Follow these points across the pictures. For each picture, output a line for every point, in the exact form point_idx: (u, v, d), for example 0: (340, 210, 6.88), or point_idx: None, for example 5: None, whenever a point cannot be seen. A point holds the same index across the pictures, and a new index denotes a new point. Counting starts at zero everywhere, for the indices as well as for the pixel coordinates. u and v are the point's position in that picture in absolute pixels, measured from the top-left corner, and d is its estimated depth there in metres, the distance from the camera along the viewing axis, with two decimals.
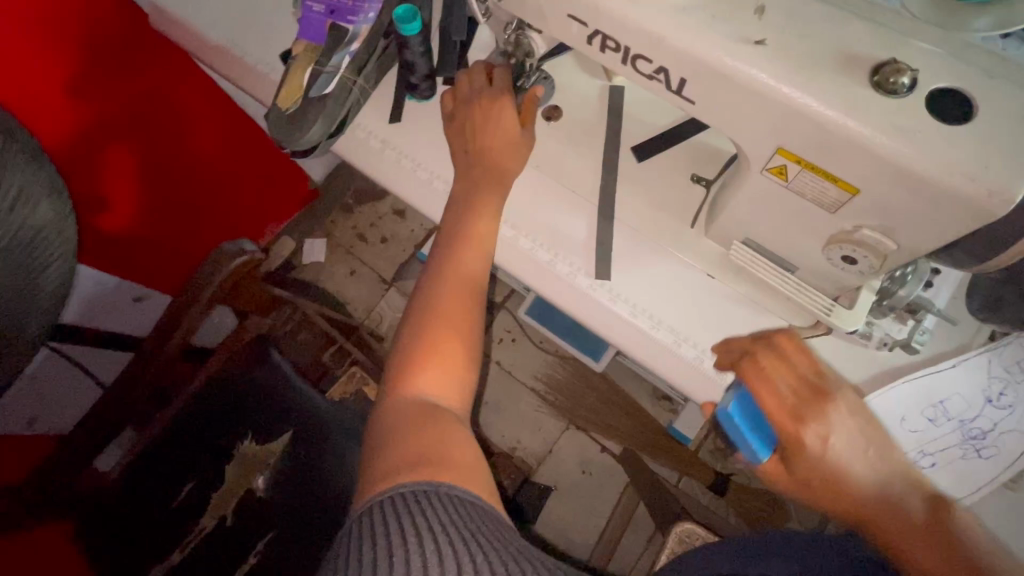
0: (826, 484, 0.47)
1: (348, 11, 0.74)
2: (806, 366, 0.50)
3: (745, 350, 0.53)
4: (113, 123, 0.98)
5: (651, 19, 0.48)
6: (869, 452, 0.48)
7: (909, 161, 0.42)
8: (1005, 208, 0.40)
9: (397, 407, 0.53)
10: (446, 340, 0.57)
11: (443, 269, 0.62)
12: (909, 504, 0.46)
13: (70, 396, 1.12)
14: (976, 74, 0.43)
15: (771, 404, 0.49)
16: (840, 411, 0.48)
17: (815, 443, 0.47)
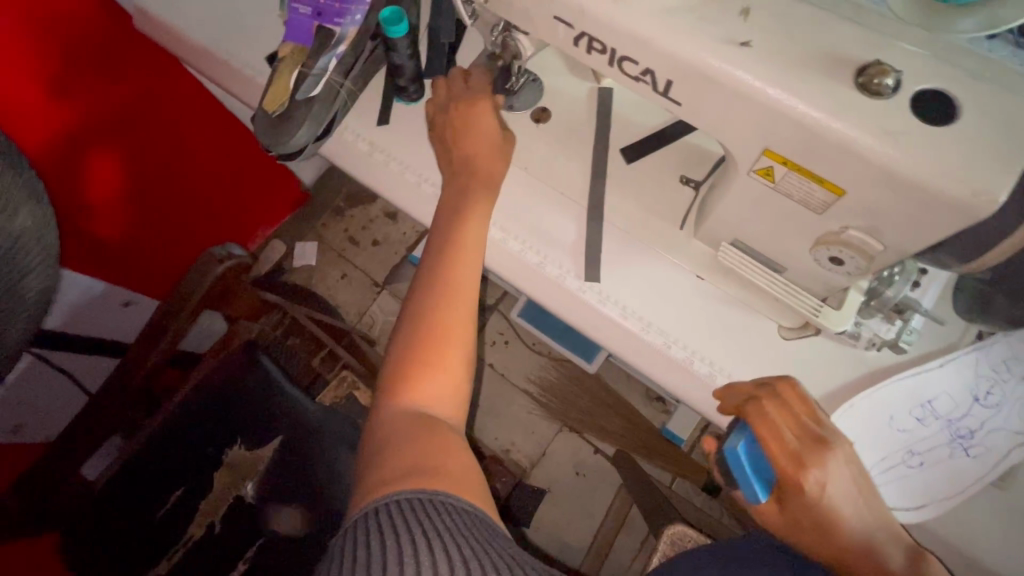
0: (817, 522, 0.49)
1: (335, 13, 0.73)
2: (809, 417, 0.52)
3: (750, 396, 0.55)
4: (98, 128, 0.96)
5: (636, 21, 0.48)
6: (859, 501, 0.51)
7: (896, 162, 0.41)
8: (990, 209, 0.40)
9: (391, 420, 0.52)
10: (441, 349, 0.56)
11: (433, 274, 0.60)
12: (881, 542, 0.50)
13: (55, 404, 1.10)
14: (961, 74, 0.43)
15: (775, 450, 0.51)
16: (837, 457, 0.50)
17: (814, 488, 0.49)
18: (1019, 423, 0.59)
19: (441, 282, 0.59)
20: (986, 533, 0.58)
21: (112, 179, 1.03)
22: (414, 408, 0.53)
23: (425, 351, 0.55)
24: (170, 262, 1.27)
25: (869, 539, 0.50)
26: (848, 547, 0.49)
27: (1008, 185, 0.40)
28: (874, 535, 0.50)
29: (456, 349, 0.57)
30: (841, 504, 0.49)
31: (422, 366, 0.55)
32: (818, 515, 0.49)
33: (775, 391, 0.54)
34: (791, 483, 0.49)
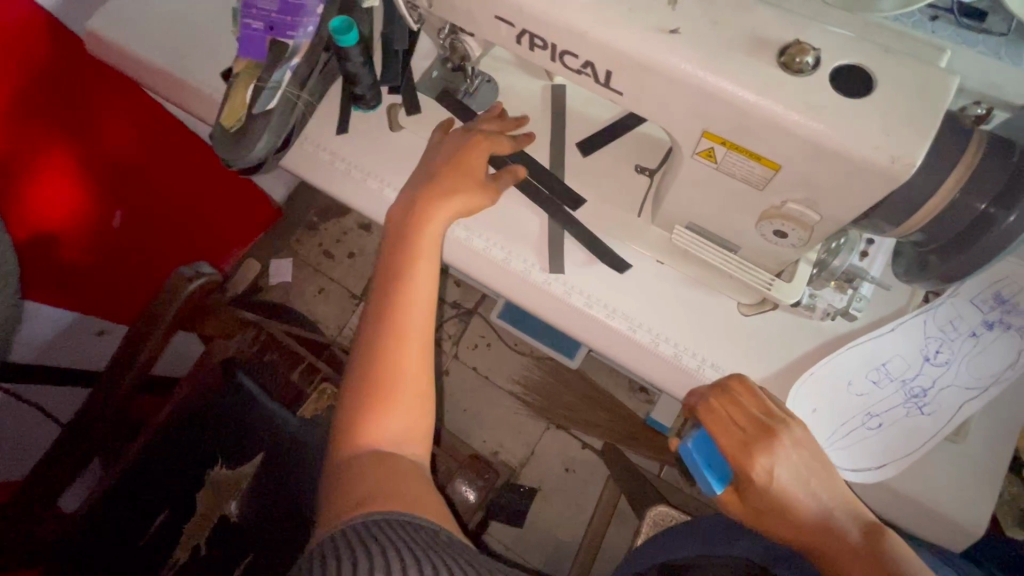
0: (779, 502, 0.50)
1: (287, 26, 0.75)
2: (755, 407, 0.53)
3: (702, 395, 0.56)
4: (57, 156, 0.96)
5: (572, 16, 0.49)
6: (811, 481, 0.51)
7: (820, 134, 0.44)
8: (909, 172, 0.42)
9: (349, 467, 0.52)
10: (396, 384, 0.54)
11: (386, 301, 0.58)
12: (838, 517, 0.51)
13: (27, 438, 1.08)
14: (876, 49, 0.46)
15: (725, 441, 0.52)
16: (785, 445, 0.51)
17: (762, 475, 0.50)
18: (969, 377, 0.62)
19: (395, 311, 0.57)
20: (945, 486, 0.61)
21: (75, 206, 1.02)
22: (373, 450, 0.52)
23: (377, 389, 0.54)
24: (140, 288, 1.27)
25: (826, 513, 0.50)
26: (806, 523, 0.50)
27: (922, 149, 0.42)
28: (830, 509, 0.51)
29: (413, 376, 0.55)
30: (793, 488, 0.50)
31: (378, 406, 0.53)
32: (772, 498, 0.50)
33: (730, 387, 0.55)
34: (738, 471, 0.51)
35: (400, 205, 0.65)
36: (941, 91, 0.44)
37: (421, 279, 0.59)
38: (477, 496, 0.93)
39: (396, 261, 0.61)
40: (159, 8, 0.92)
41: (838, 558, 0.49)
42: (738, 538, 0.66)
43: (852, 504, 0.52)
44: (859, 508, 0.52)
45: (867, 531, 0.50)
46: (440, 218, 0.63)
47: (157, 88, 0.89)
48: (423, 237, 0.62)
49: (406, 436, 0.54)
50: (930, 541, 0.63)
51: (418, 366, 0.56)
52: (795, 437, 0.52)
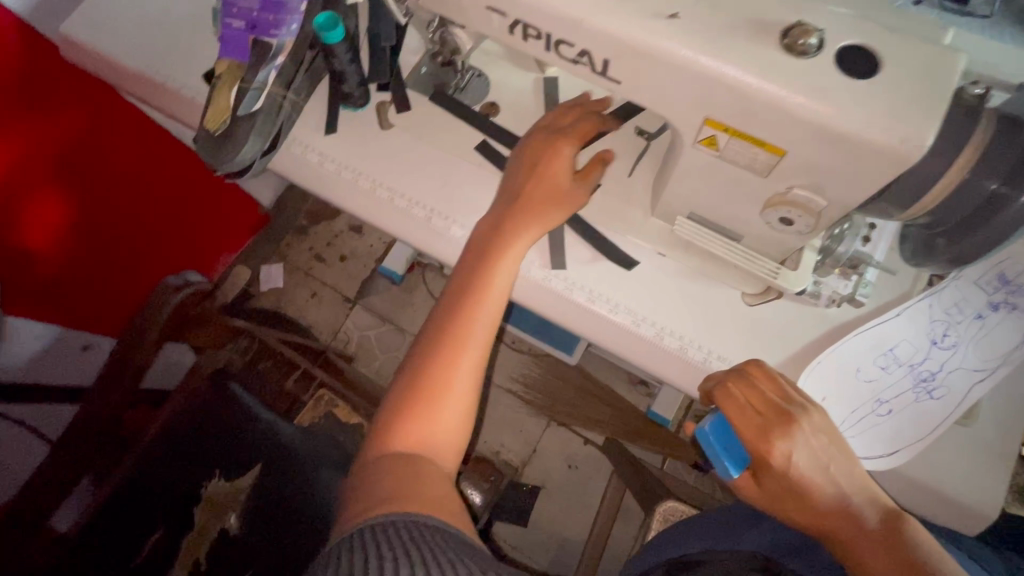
0: (790, 490, 0.50)
1: (270, 25, 0.72)
2: (774, 392, 0.52)
3: (719, 380, 0.55)
4: (35, 166, 0.93)
5: (568, 4, 0.48)
6: (830, 468, 0.50)
7: (818, 116, 0.43)
8: (919, 153, 0.41)
9: (377, 466, 0.49)
10: (445, 396, 0.52)
11: (457, 309, 0.56)
12: (856, 502, 0.50)
13: (18, 458, 1.05)
14: (880, 29, 0.44)
15: (742, 425, 0.51)
16: (803, 429, 0.50)
17: (781, 459, 0.49)
18: (977, 359, 0.61)
19: (462, 321, 0.55)
20: (955, 470, 0.61)
21: (55, 217, 0.99)
22: (406, 453, 0.50)
23: (424, 396, 0.52)
24: (126, 298, 1.24)
25: (845, 498, 0.50)
26: (825, 511, 0.49)
27: (932, 130, 0.41)
28: (850, 494, 0.50)
29: (462, 394, 0.53)
30: (813, 472, 0.49)
31: (423, 415, 0.51)
32: (789, 483, 0.49)
33: (747, 369, 0.54)
34: (758, 455, 0.50)
35: (488, 217, 0.62)
36: (947, 69, 0.43)
37: (493, 298, 0.57)
38: (483, 498, 0.91)
39: (474, 268, 0.59)
40: (136, 10, 0.89)
41: (856, 544, 0.49)
42: (744, 535, 0.66)
43: (869, 487, 0.52)
44: (875, 491, 0.52)
45: (886, 516, 0.50)
46: (521, 230, 0.60)
47: (137, 94, 0.87)
48: (505, 248, 0.59)
49: (443, 448, 0.51)
50: (941, 525, 0.63)
51: (469, 384, 0.53)
52: (812, 422, 0.51)
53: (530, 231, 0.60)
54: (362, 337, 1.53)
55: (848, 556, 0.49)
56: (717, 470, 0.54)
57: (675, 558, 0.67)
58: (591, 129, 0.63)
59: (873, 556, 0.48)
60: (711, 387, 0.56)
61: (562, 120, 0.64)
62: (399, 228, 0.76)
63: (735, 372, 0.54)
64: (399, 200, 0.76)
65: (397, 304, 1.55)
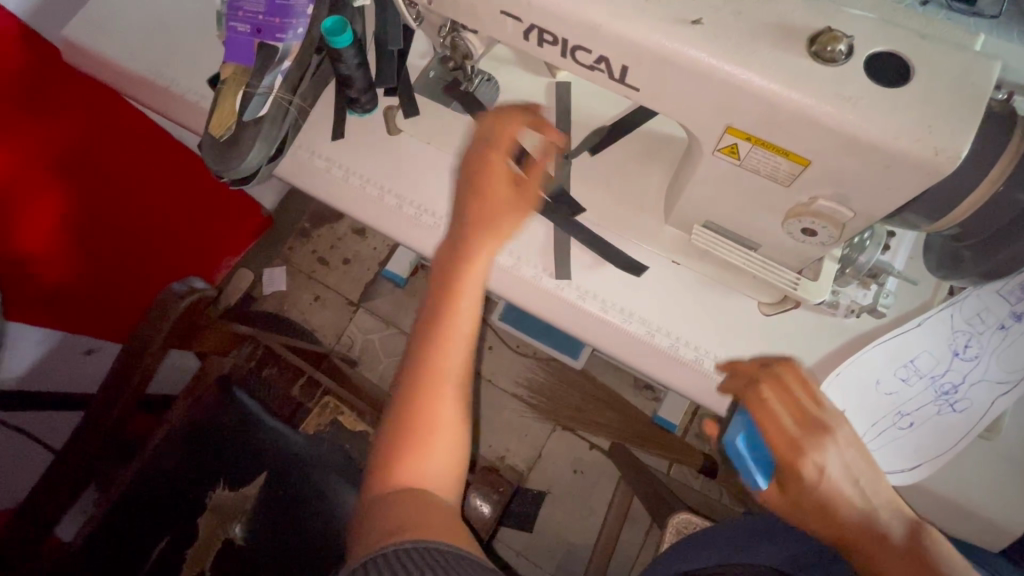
0: (818, 503, 0.48)
1: (276, 29, 0.71)
2: (809, 401, 0.51)
3: (752, 384, 0.53)
4: (38, 172, 0.92)
5: (586, 9, 0.46)
6: (859, 481, 0.49)
7: (844, 119, 0.41)
8: (953, 164, 0.40)
9: (381, 503, 0.49)
10: (433, 428, 0.51)
11: (430, 333, 0.54)
12: (884, 518, 0.49)
13: (20, 465, 1.04)
14: (910, 35, 0.43)
15: (775, 435, 0.49)
16: (836, 441, 0.49)
17: (812, 472, 0.48)
18: (1001, 371, 0.60)
19: (437, 344, 0.53)
20: (976, 484, 0.60)
21: (55, 222, 0.98)
22: (403, 488, 0.49)
23: (414, 430, 0.51)
24: (130, 302, 1.23)
25: (872, 512, 0.48)
26: (854, 529, 0.48)
27: (966, 140, 0.40)
28: (877, 508, 0.49)
29: (451, 420, 0.52)
30: (843, 486, 0.48)
31: (414, 450, 0.50)
32: (820, 499, 0.48)
33: (781, 372, 0.52)
34: (792, 468, 0.48)
35: (447, 233, 0.60)
36: (980, 77, 0.41)
37: (467, 314, 0.55)
38: (491, 509, 0.91)
39: (440, 283, 0.57)
40: (138, 13, 0.88)
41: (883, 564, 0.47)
42: (759, 549, 0.65)
43: (890, 499, 0.50)
44: (896, 504, 0.50)
45: (911, 531, 0.48)
46: (484, 238, 0.57)
47: (139, 98, 0.85)
48: (467, 257, 0.57)
49: (441, 477, 0.51)
50: (963, 539, 0.62)
51: (457, 410, 0.52)
52: (845, 435, 0.50)
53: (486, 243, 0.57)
54: (366, 341, 1.52)
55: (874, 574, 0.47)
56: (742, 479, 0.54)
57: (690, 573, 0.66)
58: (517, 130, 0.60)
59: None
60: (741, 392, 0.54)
61: (480, 128, 0.60)
62: (406, 235, 0.75)
63: (769, 375, 0.53)
64: (407, 207, 0.75)
65: (401, 307, 1.53)
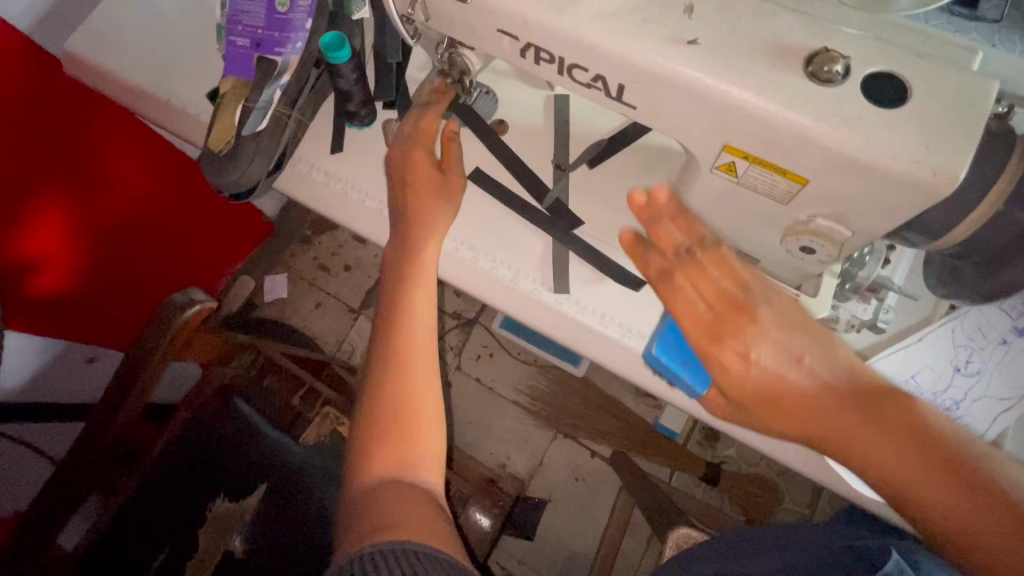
0: (757, 393, 0.45)
1: (275, 43, 0.72)
2: (727, 279, 0.47)
3: (668, 270, 0.50)
4: (39, 183, 0.92)
5: (582, 28, 0.46)
6: (804, 359, 0.44)
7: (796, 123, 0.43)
8: (952, 186, 0.40)
9: (374, 496, 0.52)
10: (407, 421, 0.55)
11: (390, 328, 0.59)
12: (834, 380, 0.44)
13: (21, 475, 1.05)
14: (907, 54, 0.43)
15: (693, 326, 0.47)
16: (757, 320, 0.45)
17: (737, 361, 0.45)
18: (1003, 388, 0.59)
19: (400, 337, 0.58)
20: None
21: (57, 234, 0.98)
22: (386, 477, 0.53)
23: (392, 421, 0.54)
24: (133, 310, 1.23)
25: (819, 378, 0.43)
26: (800, 406, 0.44)
27: (965, 161, 0.40)
28: (822, 373, 0.44)
29: (425, 407, 0.56)
30: (780, 368, 0.44)
31: (392, 442, 0.54)
32: (753, 384, 0.44)
33: (695, 252, 0.48)
34: (711, 360, 0.46)
35: (392, 243, 0.65)
36: (979, 98, 0.41)
37: (424, 308, 0.61)
38: (492, 522, 0.92)
39: (397, 281, 0.62)
40: (139, 26, 0.88)
41: (834, 434, 0.43)
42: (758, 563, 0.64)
43: (840, 359, 0.45)
44: (846, 361, 0.45)
45: (865, 383, 0.44)
46: (432, 233, 0.64)
47: (140, 111, 0.86)
48: (417, 253, 0.63)
49: (422, 464, 0.54)
50: None
51: (428, 402, 0.56)
52: (771, 317, 0.45)
53: (426, 246, 0.64)
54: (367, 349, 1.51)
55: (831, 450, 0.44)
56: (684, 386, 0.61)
57: None
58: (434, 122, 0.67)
59: (857, 442, 0.42)
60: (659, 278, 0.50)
61: (402, 130, 0.67)
62: None
63: (679, 260, 0.49)
64: None
65: None
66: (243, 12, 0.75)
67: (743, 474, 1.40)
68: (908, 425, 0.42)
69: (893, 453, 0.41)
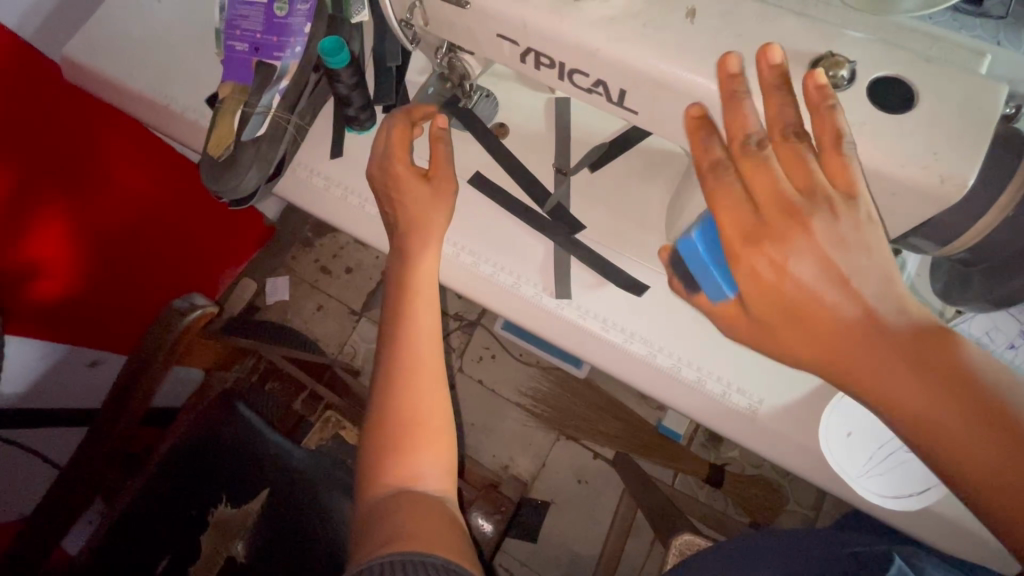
0: (786, 307, 0.38)
1: (273, 47, 0.72)
2: (786, 182, 0.38)
3: (721, 159, 0.41)
4: (40, 188, 0.92)
5: (583, 33, 0.46)
6: (851, 281, 0.37)
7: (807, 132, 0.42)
8: (960, 193, 0.39)
9: (384, 506, 0.51)
10: (416, 430, 0.54)
11: (394, 336, 0.59)
12: (873, 306, 0.37)
13: (24, 480, 1.05)
14: (914, 58, 0.42)
15: (727, 224, 0.39)
16: (810, 231, 0.37)
17: (768, 271, 0.38)
18: None
19: (404, 345, 0.58)
20: None
21: (57, 239, 0.98)
22: (396, 487, 0.53)
23: (399, 432, 0.54)
24: (134, 314, 1.23)
25: (858, 300, 0.37)
26: (832, 327, 0.37)
27: (974, 168, 0.39)
28: (864, 295, 0.37)
29: (432, 414, 0.56)
30: (817, 286, 0.37)
31: (402, 452, 0.54)
32: (779, 300, 0.38)
33: (765, 146, 0.40)
34: (740, 265, 0.39)
35: (392, 253, 0.64)
36: (989, 103, 0.40)
37: (427, 315, 0.60)
38: (494, 528, 0.90)
39: (399, 287, 0.61)
40: (139, 31, 0.88)
41: (862, 367, 0.37)
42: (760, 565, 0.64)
43: (888, 283, 0.38)
44: (893, 286, 0.38)
45: (908, 316, 0.37)
46: (432, 239, 0.63)
47: (139, 116, 0.86)
48: (417, 258, 0.62)
49: (431, 473, 0.54)
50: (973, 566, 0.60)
51: (437, 410, 0.56)
52: (828, 231, 0.37)
53: (425, 254, 0.62)
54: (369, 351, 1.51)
55: (854, 387, 0.38)
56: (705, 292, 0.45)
57: None
58: (405, 132, 0.64)
59: (887, 379, 0.36)
60: (709, 161, 0.42)
61: (376, 149, 0.65)
62: None
63: (742, 150, 0.40)
64: None
65: None
66: (242, 16, 0.74)
67: (747, 476, 1.39)
68: (955, 369, 0.35)
69: (930, 397, 0.35)
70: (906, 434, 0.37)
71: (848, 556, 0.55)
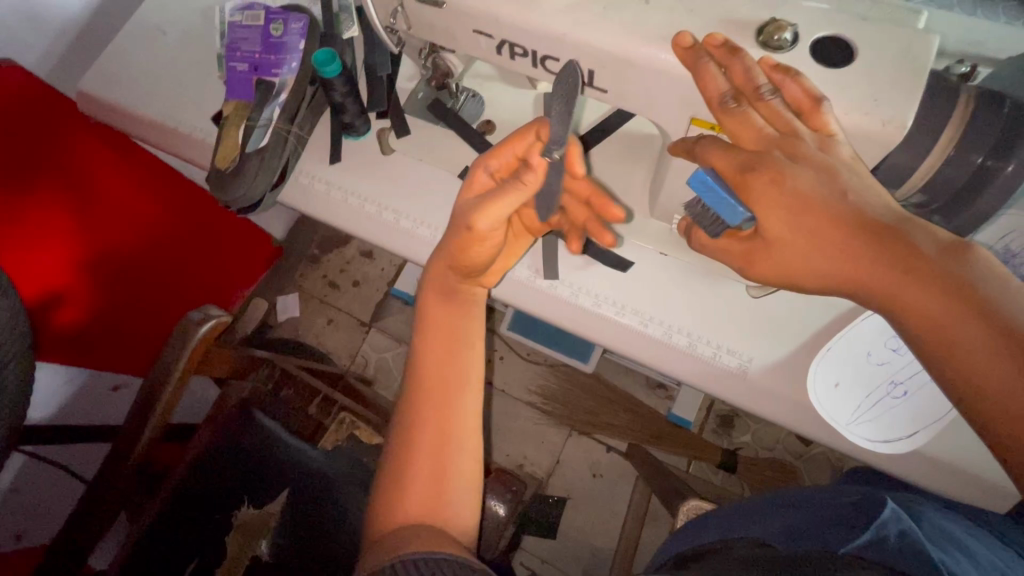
0: (788, 211, 0.41)
1: (271, 65, 0.78)
2: (766, 121, 0.44)
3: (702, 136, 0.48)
4: (60, 213, 0.97)
5: (550, 21, 0.50)
6: (846, 196, 0.41)
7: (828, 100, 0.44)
8: (902, 133, 0.44)
9: (397, 530, 0.54)
10: (442, 465, 0.57)
11: (427, 368, 0.61)
12: (875, 212, 0.41)
13: (52, 496, 1.10)
14: (851, 19, 0.46)
15: (724, 166, 0.45)
16: (789, 158, 0.42)
17: (766, 187, 0.42)
18: None
19: (443, 375, 0.60)
20: (974, 446, 0.61)
21: (85, 270, 1.04)
22: (414, 515, 0.55)
23: (422, 459, 0.57)
24: (154, 336, 1.26)
25: (859, 204, 0.41)
26: (835, 227, 0.41)
27: (911, 110, 0.44)
28: (866, 204, 0.41)
29: (458, 443, 0.58)
30: (823, 193, 0.41)
31: (430, 487, 0.57)
32: (784, 206, 0.41)
33: (741, 102, 0.45)
34: (748, 193, 0.43)
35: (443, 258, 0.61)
36: (922, 52, 0.45)
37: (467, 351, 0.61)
38: (507, 510, 0.93)
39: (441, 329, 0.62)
40: (147, 64, 0.94)
41: (864, 270, 0.40)
42: (758, 519, 0.65)
43: (881, 195, 0.42)
44: (887, 199, 0.42)
45: (911, 224, 0.40)
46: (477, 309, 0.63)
47: (150, 139, 0.91)
48: (459, 312, 0.63)
49: (449, 501, 0.57)
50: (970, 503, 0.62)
51: (467, 444, 0.59)
52: (808, 157, 0.42)
53: (482, 223, 0.53)
54: (380, 359, 1.55)
55: (868, 294, 0.41)
56: (725, 219, 0.47)
57: (682, 554, 0.63)
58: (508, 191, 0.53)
59: (896, 280, 0.39)
60: (691, 143, 0.49)
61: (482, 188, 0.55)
62: (408, 249, 0.78)
63: (722, 109, 0.45)
64: (404, 221, 0.79)
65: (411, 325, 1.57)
66: (241, 40, 0.81)
67: (760, 459, 1.40)
68: (950, 271, 0.38)
69: (935, 295, 0.38)
70: (911, 331, 0.40)
71: (843, 503, 0.56)
